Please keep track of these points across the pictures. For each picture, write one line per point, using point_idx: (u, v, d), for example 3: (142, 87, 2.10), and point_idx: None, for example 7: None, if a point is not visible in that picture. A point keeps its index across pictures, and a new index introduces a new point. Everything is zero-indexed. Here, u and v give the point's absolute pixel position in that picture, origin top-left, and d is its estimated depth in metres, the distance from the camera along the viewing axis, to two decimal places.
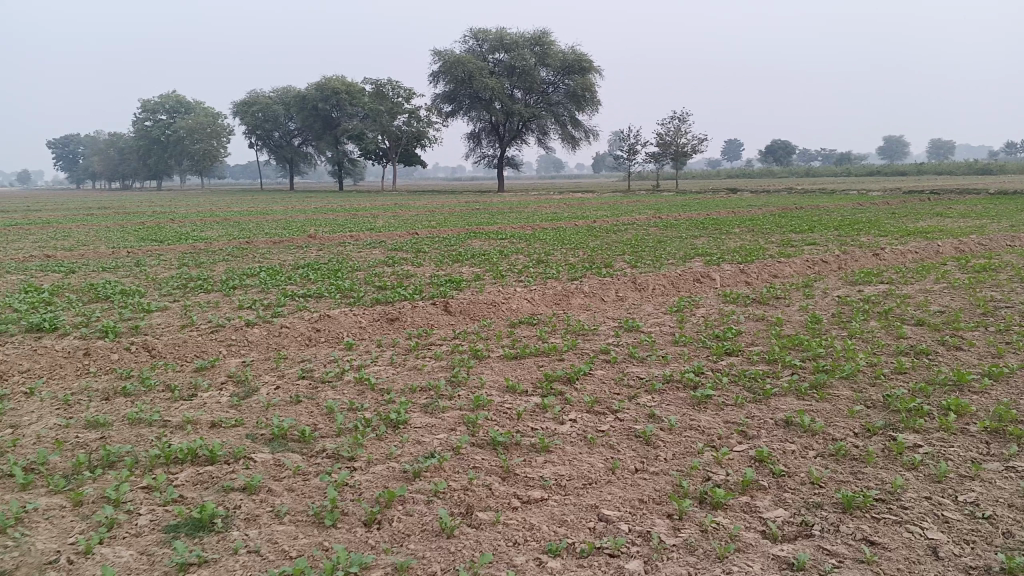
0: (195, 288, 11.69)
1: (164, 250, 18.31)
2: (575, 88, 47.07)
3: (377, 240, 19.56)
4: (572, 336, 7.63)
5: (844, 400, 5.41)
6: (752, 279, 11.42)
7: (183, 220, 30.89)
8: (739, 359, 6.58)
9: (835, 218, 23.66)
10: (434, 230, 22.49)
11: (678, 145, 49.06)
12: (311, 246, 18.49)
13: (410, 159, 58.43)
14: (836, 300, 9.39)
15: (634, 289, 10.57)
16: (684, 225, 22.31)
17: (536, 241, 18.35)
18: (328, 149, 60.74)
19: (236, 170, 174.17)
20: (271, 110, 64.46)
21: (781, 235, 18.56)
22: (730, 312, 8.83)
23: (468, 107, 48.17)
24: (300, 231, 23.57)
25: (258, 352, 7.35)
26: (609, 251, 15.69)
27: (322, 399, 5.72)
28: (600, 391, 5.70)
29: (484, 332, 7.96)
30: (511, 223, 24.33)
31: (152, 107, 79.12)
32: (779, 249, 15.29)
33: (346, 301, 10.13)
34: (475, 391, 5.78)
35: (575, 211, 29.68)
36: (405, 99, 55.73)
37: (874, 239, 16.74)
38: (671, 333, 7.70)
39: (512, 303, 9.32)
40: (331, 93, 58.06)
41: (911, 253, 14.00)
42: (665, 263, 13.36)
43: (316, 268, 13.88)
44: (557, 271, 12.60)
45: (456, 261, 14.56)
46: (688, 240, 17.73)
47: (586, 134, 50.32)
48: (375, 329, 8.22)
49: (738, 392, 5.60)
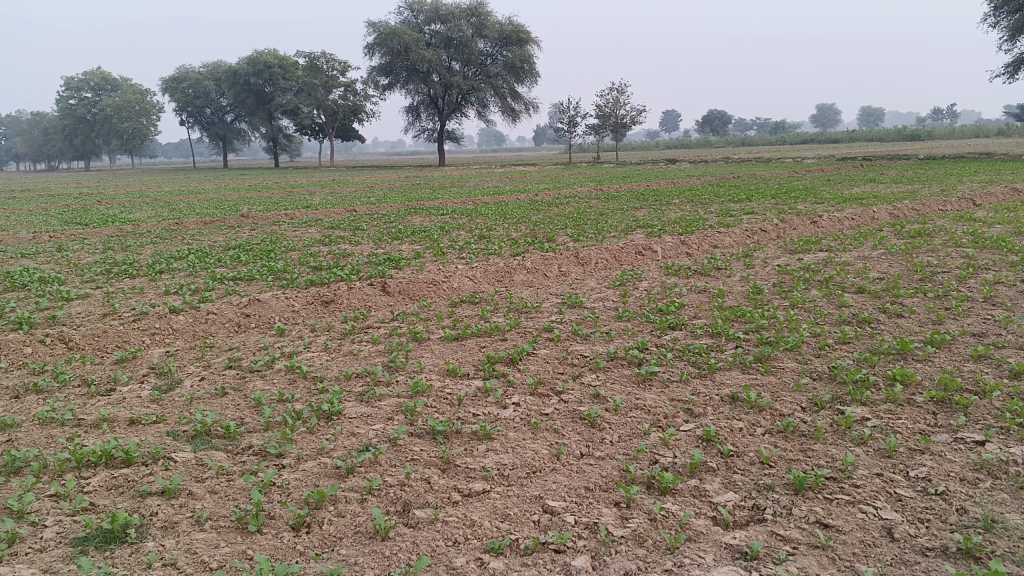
0: (119, 274, 11.15)
1: (89, 233, 17.56)
2: (514, 60, 46.61)
3: (313, 218, 19.08)
4: (513, 314, 7.43)
5: (790, 372, 5.30)
6: (694, 250, 11.37)
7: (111, 202, 29.78)
8: (684, 333, 6.45)
9: (773, 186, 23.91)
10: (373, 206, 22.06)
11: (617, 116, 49.06)
12: (245, 226, 17.93)
13: (348, 133, 57.37)
14: (777, 269, 9.36)
15: (576, 263, 10.41)
16: (625, 196, 22.29)
17: (477, 215, 18.09)
18: (262, 125, 59.28)
19: (168, 148, 169.22)
20: (202, 85, 62.57)
21: (721, 204, 18.63)
22: (672, 284, 8.72)
23: (406, 80, 47.34)
24: (234, 209, 22.90)
25: (184, 342, 6.97)
26: (551, 224, 15.53)
27: (249, 392, 5.41)
28: (542, 372, 5.50)
29: (423, 312, 7.70)
30: (452, 197, 23.99)
31: (75, 84, 76.10)
32: (720, 218, 15.32)
33: (279, 283, 9.76)
34: (413, 376, 5.53)
35: (517, 185, 29.46)
36: (341, 73, 54.55)
37: (812, 207, 16.90)
38: (614, 308, 7.55)
39: (451, 281, 9.07)
40: (264, 67, 56.55)
41: (848, 219, 14.14)
42: (607, 235, 13.25)
43: (249, 249, 13.42)
44: (498, 246, 12.38)
45: (396, 238, 14.23)
46: (630, 211, 17.68)
47: (525, 106, 49.95)
48: (308, 313, 7.91)
49: (683, 367, 5.45)
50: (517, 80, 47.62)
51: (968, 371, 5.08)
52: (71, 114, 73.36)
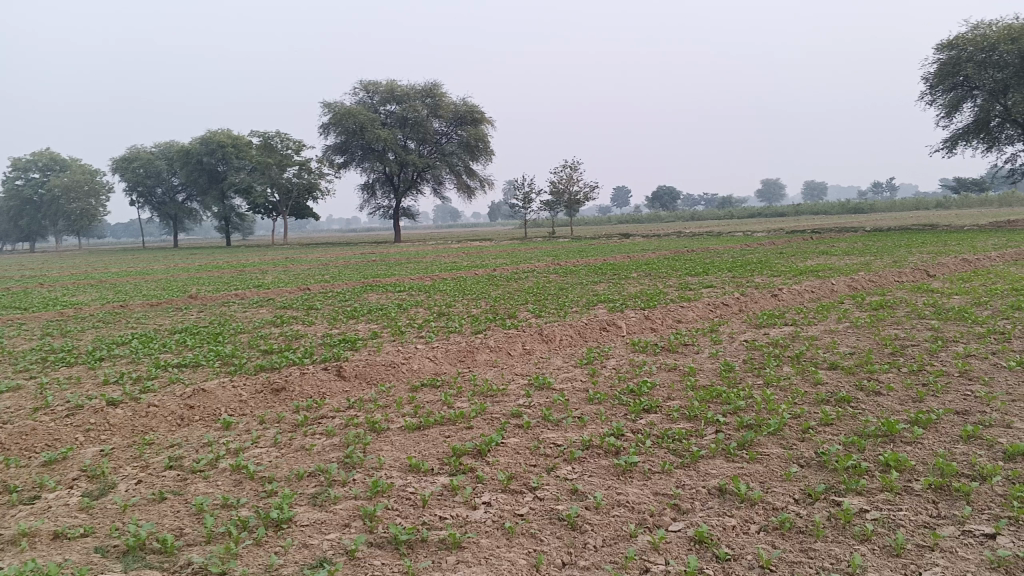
0: (56, 362, 10.50)
1: (28, 318, 16.77)
2: (468, 138, 47.11)
3: (266, 298, 18.55)
4: (478, 398, 7.04)
5: (776, 459, 4.99)
6: (659, 325, 11.15)
7: (54, 284, 28.80)
8: (659, 416, 6.13)
9: (728, 259, 24.08)
10: (327, 284, 21.59)
11: (571, 192, 49.63)
12: (194, 307, 17.31)
13: (301, 211, 57.07)
14: (745, 345, 9.16)
15: (539, 341, 10.09)
16: (583, 271, 22.19)
17: (435, 292, 17.76)
18: (214, 204, 58.72)
19: (117, 228, 166.83)
20: (152, 165, 62.00)
21: (680, 278, 18.62)
22: (641, 362, 8.44)
23: (360, 158, 47.45)
24: (183, 290, 22.25)
25: (121, 439, 6.42)
26: (511, 300, 15.26)
27: (191, 497, 4.90)
28: (513, 464, 5.11)
29: (382, 399, 7.28)
30: (408, 274, 23.66)
31: (22, 164, 74.86)
32: (680, 292, 15.21)
33: (228, 369, 9.24)
34: (372, 473, 5.09)
35: (473, 261, 29.33)
36: (295, 152, 54.56)
37: (770, 280, 16.93)
38: (583, 390, 7.22)
39: (411, 364, 8.67)
40: (217, 147, 56.34)
41: (808, 292, 14.12)
42: (569, 312, 13.00)
43: (197, 332, 12.85)
44: (458, 324, 12.03)
45: (352, 318, 13.80)
46: (589, 286, 17.51)
47: (480, 182, 50.33)
48: (258, 402, 7.42)
49: (663, 456, 5.11)
50: (470, 158, 48.04)
51: (962, 454, 4.82)
52: (16, 194, 71.92)
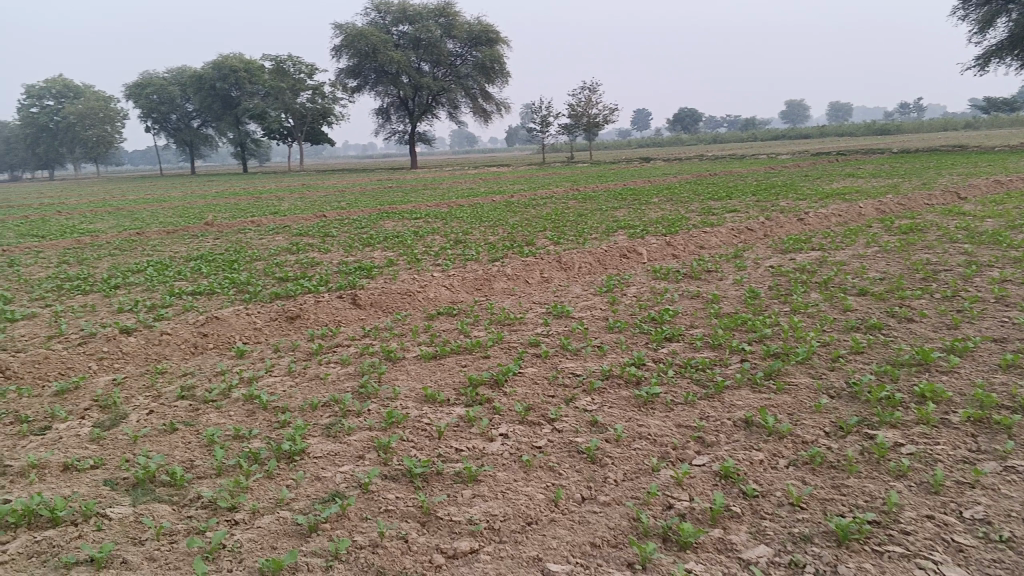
0: (71, 290, 10.43)
1: (45, 246, 16.73)
2: (484, 61, 46.00)
3: (281, 225, 18.39)
4: (496, 327, 6.86)
5: (805, 390, 4.80)
6: (680, 252, 10.87)
7: (71, 211, 28.76)
8: (683, 345, 5.93)
9: (751, 183, 23.53)
10: (343, 211, 21.37)
11: (590, 115, 48.64)
12: (210, 235, 17.19)
13: (317, 137, 56.47)
14: (771, 271, 8.88)
15: (558, 269, 9.87)
16: (602, 196, 21.78)
17: (451, 219, 17.52)
18: (229, 130, 58.21)
19: (135, 156, 166.64)
20: (167, 91, 61.30)
21: (701, 202, 18.22)
22: (663, 290, 8.21)
23: (375, 82, 46.60)
24: (200, 218, 22.10)
25: (134, 368, 6.33)
26: (529, 227, 14.99)
27: (202, 427, 4.79)
28: (531, 395, 4.95)
29: (398, 327, 7.12)
30: (425, 201, 23.39)
31: (36, 91, 74.33)
32: (702, 217, 14.85)
33: (243, 297, 9.12)
34: (387, 404, 4.95)
35: (491, 186, 28.94)
36: (309, 76, 53.67)
37: (795, 204, 16.51)
38: (603, 318, 7.02)
39: (427, 291, 8.49)
40: (230, 72, 55.50)
41: (834, 216, 13.74)
42: (588, 238, 12.72)
43: (212, 259, 12.72)
44: (475, 251, 11.81)
45: (368, 245, 13.61)
46: (609, 212, 17.16)
47: (497, 106, 49.40)
48: (273, 331, 7.29)
49: (688, 387, 4.93)
50: (487, 80, 47.00)
51: (1002, 385, 4.60)
52: (33, 122, 71.64)
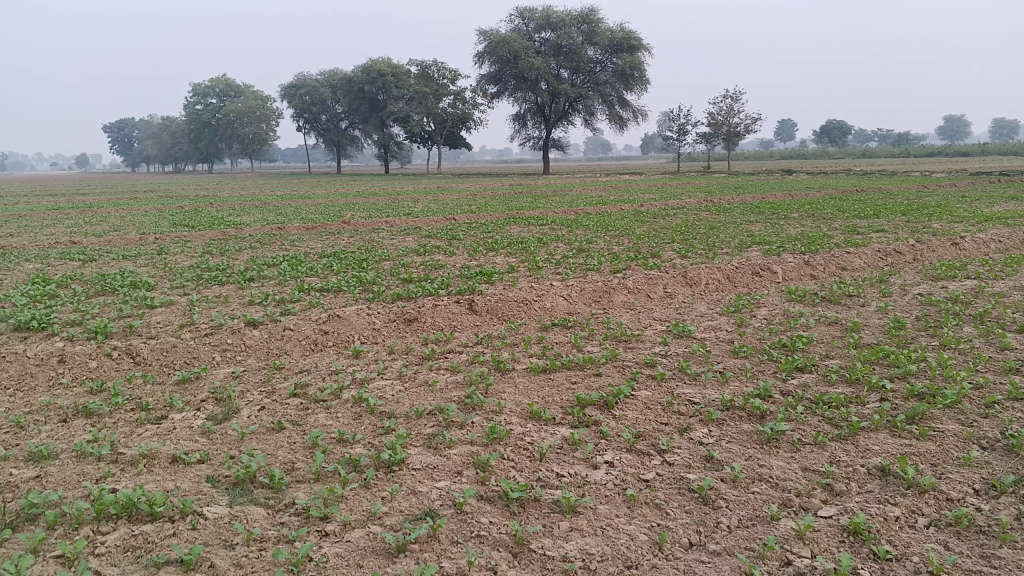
0: (209, 280, 10.89)
1: (193, 236, 17.68)
2: (623, 68, 45.50)
3: (412, 226, 18.71)
4: (613, 343, 6.59)
5: (953, 439, 4.28)
6: (819, 273, 10.21)
7: (221, 204, 30.40)
8: (814, 378, 5.48)
9: (901, 201, 22.10)
10: (473, 215, 21.56)
11: (729, 125, 47.24)
12: (344, 232, 17.71)
13: (454, 141, 57.58)
14: (919, 300, 8.17)
15: (684, 285, 9.46)
16: (738, 209, 20.99)
17: (579, 226, 17.29)
18: (372, 131, 60.26)
19: (285, 153, 175.68)
20: (317, 93, 64.11)
21: (844, 220, 17.20)
22: (795, 314, 7.69)
23: (513, 87, 47.04)
24: (337, 215, 22.86)
25: (254, 362, 6.46)
26: (658, 238, 14.57)
27: (308, 428, 4.78)
28: (643, 421, 4.66)
29: (512, 337, 6.97)
30: (554, 207, 23.26)
31: (201, 90, 79.53)
32: (845, 236, 13.99)
33: (365, 296, 9.23)
34: (491, 418, 4.78)
35: (621, 194, 28.53)
36: (450, 81, 54.83)
37: (949, 226, 15.30)
38: (728, 341, 6.61)
39: (546, 301, 8.31)
40: (376, 75, 57.44)
41: (995, 242, 12.60)
42: (719, 253, 12.20)
43: (342, 257, 13.02)
44: (599, 261, 11.53)
45: (493, 250, 13.59)
46: (743, 226, 16.47)
47: (634, 114, 48.82)
48: (390, 332, 7.29)
49: (817, 427, 4.51)
50: (625, 88, 46.47)
51: None
52: (196, 119, 76.64)
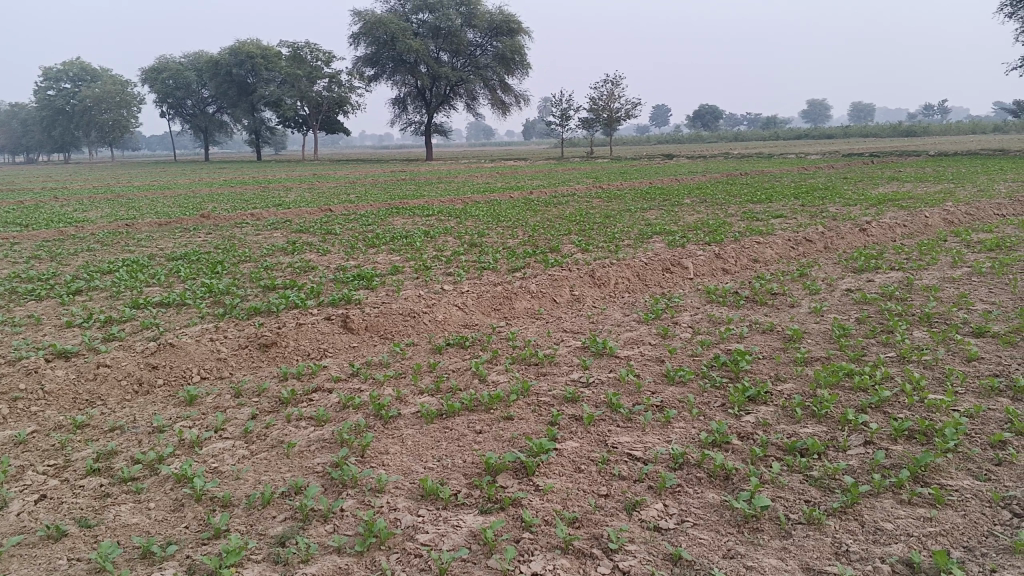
0: (27, 294, 8.98)
1: (23, 237, 15.32)
2: (504, 52, 44.42)
3: (283, 219, 16.95)
4: (520, 370, 5.37)
5: (977, 505, 3.26)
6: (733, 268, 9.33)
7: (67, 198, 27.37)
8: (775, 413, 4.42)
9: (789, 184, 21.93)
10: (351, 205, 19.92)
11: (611, 109, 46.95)
12: (203, 228, 15.81)
13: (331, 127, 55.03)
14: (851, 298, 7.33)
15: (592, 286, 8.36)
16: (630, 195, 20.27)
17: (466, 217, 16.07)
18: (244, 117, 56.93)
19: (151, 141, 166.28)
20: (182, 77, 59.97)
21: (739, 206, 16.63)
22: (723, 321, 6.69)
23: (391, 71, 45.16)
24: (198, 208, 20.70)
25: (52, 418, 4.87)
26: (553, 229, 13.50)
27: (102, 534, 3.33)
28: (575, 496, 3.45)
29: (396, 365, 5.64)
30: (439, 196, 21.97)
31: (53, 74, 73.41)
32: (746, 223, 13.33)
33: (218, 310, 7.66)
34: (367, 504, 3.46)
35: (508, 181, 27.50)
36: (325, 64, 52.34)
37: (845, 210, 14.92)
38: (658, 361, 5.49)
39: (435, 312, 7.02)
40: (246, 58, 54.14)
41: (899, 226, 12.16)
42: (621, 245, 11.21)
43: (196, 259, 11.29)
44: (492, 258, 10.32)
45: (373, 247, 12.16)
46: (639, 213, 15.65)
47: (516, 99, 47.80)
48: (241, 364, 5.84)
49: (802, 494, 3.41)
50: (506, 72, 45.41)
51: None
52: (48, 106, 70.76)
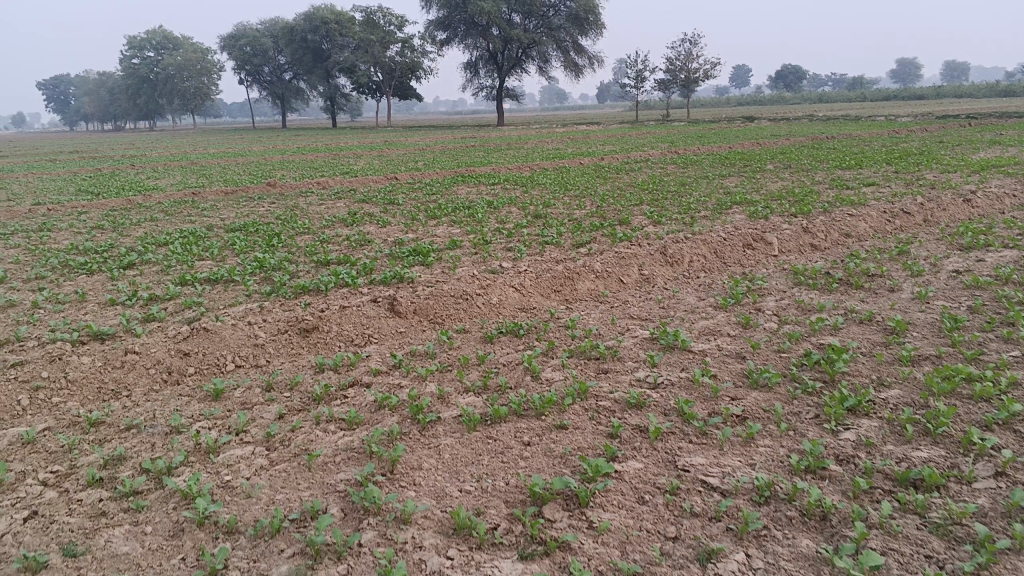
0: (80, 267, 8.77)
1: (91, 206, 15.35)
2: (578, 13, 43.14)
3: (347, 188, 16.63)
4: (579, 366, 4.77)
5: None
6: (822, 245, 8.48)
7: (143, 166, 27.71)
8: (881, 430, 3.71)
9: (880, 149, 20.54)
10: (418, 173, 19.48)
11: (689, 71, 45.28)
12: (267, 197, 15.59)
13: (404, 92, 54.77)
14: (961, 281, 6.46)
15: (664, 265, 7.67)
16: (707, 161, 19.32)
17: (534, 185, 15.44)
18: (319, 84, 57.10)
19: (232, 108, 169.80)
20: (259, 44, 60.54)
21: (826, 172, 15.53)
22: (812, 309, 5.93)
23: (464, 35, 44.43)
24: (267, 176, 20.60)
25: (69, 412, 4.50)
26: (623, 199, 12.75)
27: (86, 566, 2.89)
28: (638, 539, 2.85)
29: (442, 355, 5.11)
30: (508, 163, 21.37)
31: (138, 44, 75.06)
32: (835, 192, 12.35)
33: (265, 288, 7.27)
34: (389, 540, 2.93)
35: (579, 147, 26.69)
36: (397, 29, 51.90)
37: (944, 177, 13.74)
38: (738, 359, 4.81)
39: (491, 294, 6.47)
40: (321, 24, 54.10)
41: (1009, 196, 11.02)
42: (697, 217, 10.44)
43: (254, 230, 10.99)
44: (557, 232, 9.69)
45: (434, 218, 11.66)
46: (716, 181, 14.74)
47: (589, 61, 46.56)
48: (278, 352, 5.40)
49: (921, 547, 2.74)
50: (580, 34, 44.14)
51: None
52: (133, 74, 72.57)
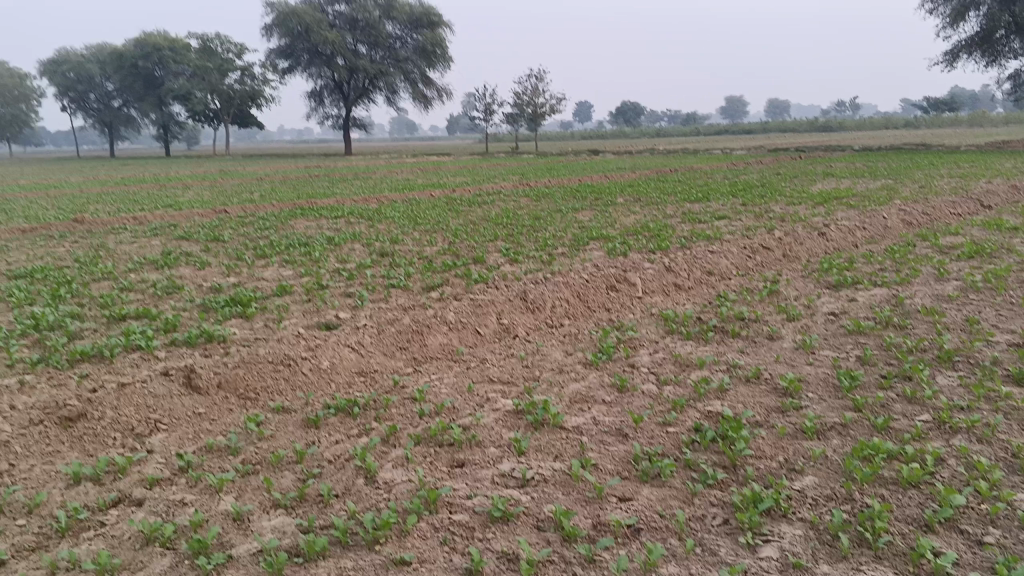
0: None
1: None
2: (424, 44, 42.60)
3: (170, 224, 14.89)
4: (427, 459, 3.76)
5: None
6: (687, 284, 7.92)
7: None
8: (810, 544, 2.91)
9: (724, 181, 20.91)
10: (252, 206, 17.91)
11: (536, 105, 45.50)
12: (72, 236, 13.63)
13: (245, 121, 52.19)
14: (843, 325, 5.95)
15: (524, 312, 6.81)
16: (558, 193, 18.93)
17: (379, 219, 14.36)
18: (151, 111, 53.44)
19: (55, 136, 157.75)
20: (84, 68, 56.17)
21: (677, 205, 15.36)
22: (692, 365, 5.20)
23: (306, 62, 42.71)
24: (79, 211, 18.34)
25: None
26: (477, 234, 11.92)
27: None
28: None
29: (251, 449, 3.95)
30: (352, 195, 20.11)
31: None
32: (690, 226, 12.06)
33: (32, 356, 5.77)
34: None
35: (429, 178, 25.83)
36: (236, 55, 49.41)
37: (791, 210, 13.78)
38: (620, 440, 3.95)
39: (321, 357, 5.35)
40: (152, 48, 50.75)
41: (857, 229, 10.98)
42: (554, 254, 9.73)
43: (43, 277, 9.28)
44: (403, 272, 8.68)
45: (264, 258, 10.35)
46: (570, 215, 14.21)
47: (438, 92, 45.99)
48: (28, 453, 4.06)
49: None
50: (427, 65, 43.58)
51: None
52: None
